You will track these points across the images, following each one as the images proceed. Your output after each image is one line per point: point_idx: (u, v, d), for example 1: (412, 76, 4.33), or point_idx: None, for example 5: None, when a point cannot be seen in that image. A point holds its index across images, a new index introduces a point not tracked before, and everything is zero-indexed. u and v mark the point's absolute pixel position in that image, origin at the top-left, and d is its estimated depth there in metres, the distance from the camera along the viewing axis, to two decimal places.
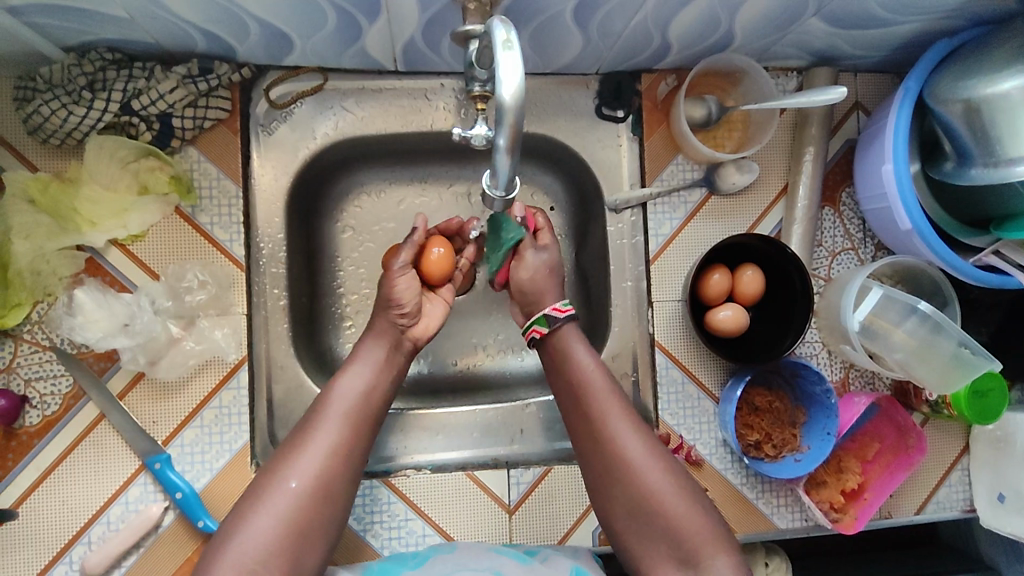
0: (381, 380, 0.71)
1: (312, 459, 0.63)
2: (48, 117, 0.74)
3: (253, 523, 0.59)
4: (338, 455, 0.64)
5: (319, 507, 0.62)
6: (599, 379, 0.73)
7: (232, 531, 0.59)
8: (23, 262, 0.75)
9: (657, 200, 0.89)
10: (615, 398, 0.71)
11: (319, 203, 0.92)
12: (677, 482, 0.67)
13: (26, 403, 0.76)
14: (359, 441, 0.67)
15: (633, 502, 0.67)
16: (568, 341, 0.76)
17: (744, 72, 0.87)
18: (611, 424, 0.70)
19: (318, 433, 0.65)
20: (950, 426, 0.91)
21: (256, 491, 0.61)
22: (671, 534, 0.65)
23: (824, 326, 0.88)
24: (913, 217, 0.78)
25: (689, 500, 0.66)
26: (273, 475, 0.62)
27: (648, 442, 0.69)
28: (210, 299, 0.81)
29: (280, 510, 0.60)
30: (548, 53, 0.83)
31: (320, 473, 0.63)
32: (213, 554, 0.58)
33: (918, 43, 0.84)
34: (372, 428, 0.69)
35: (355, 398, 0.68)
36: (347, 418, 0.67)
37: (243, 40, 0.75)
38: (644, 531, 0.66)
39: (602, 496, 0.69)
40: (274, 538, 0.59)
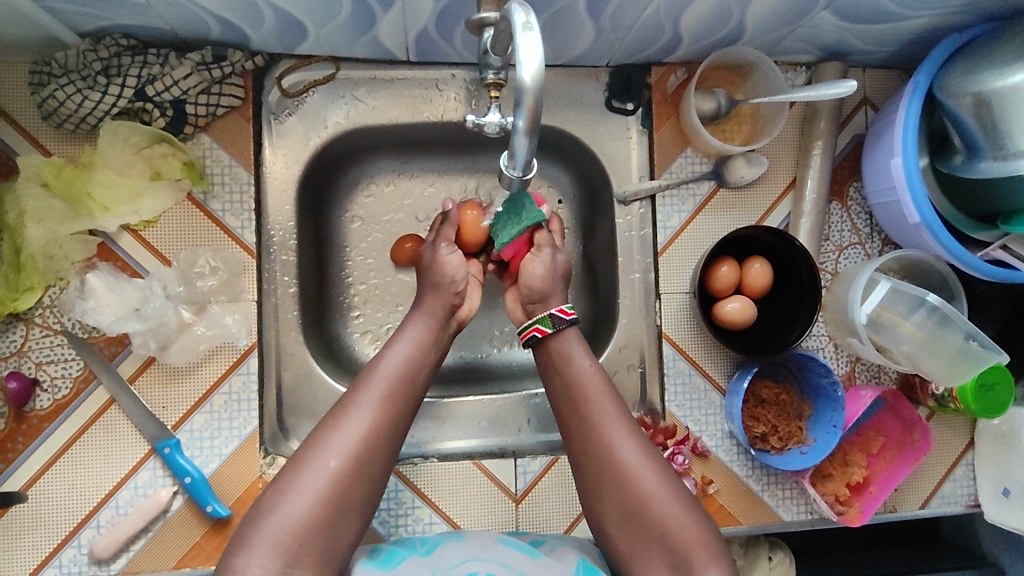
0: (424, 359, 0.71)
1: (349, 437, 0.62)
2: (63, 101, 0.75)
3: (290, 498, 0.58)
4: (375, 434, 0.63)
5: (351, 487, 0.60)
6: (598, 385, 0.70)
7: (270, 505, 0.58)
8: (36, 245, 0.76)
9: (667, 192, 0.89)
10: (613, 402, 0.69)
11: (329, 193, 0.93)
12: (674, 487, 0.64)
13: (37, 386, 0.77)
14: (399, 420, 0.65)
15: (626, 510, 0.64)
16: (566, 347, 0.73)
17: (753, 66, 0.88)
18: (608, 429, 0.67)
19: (357, 409, 0.64)
20: (955, 422, 0.92)
21: (297, 463, 0.60)
22: (667, 539, 0.62)
23: (831, 320, 0.88)
24: (921, 210, 0.79)
25: (685, 508, 0.63)
26: (313, 451, 0.61)
27: (646, 448, 0.66)
28: (221, 285, 0.81)
29: (316, 488, 0.59)
30: (559, 44, 0.83)
31: (358, 452, 0.61)
32: (250, 526, 0.57)
33: (928, 39, 0.84)
34: (412, 405, 0.68)
35: (397, 374, 0.67)
36: (391, 390, 0.66)
37: (258, 28, 0.76)
38: (640, 540, 0.63)
39: (594, 503, 0.67)
40: (308, 516, 0.58)
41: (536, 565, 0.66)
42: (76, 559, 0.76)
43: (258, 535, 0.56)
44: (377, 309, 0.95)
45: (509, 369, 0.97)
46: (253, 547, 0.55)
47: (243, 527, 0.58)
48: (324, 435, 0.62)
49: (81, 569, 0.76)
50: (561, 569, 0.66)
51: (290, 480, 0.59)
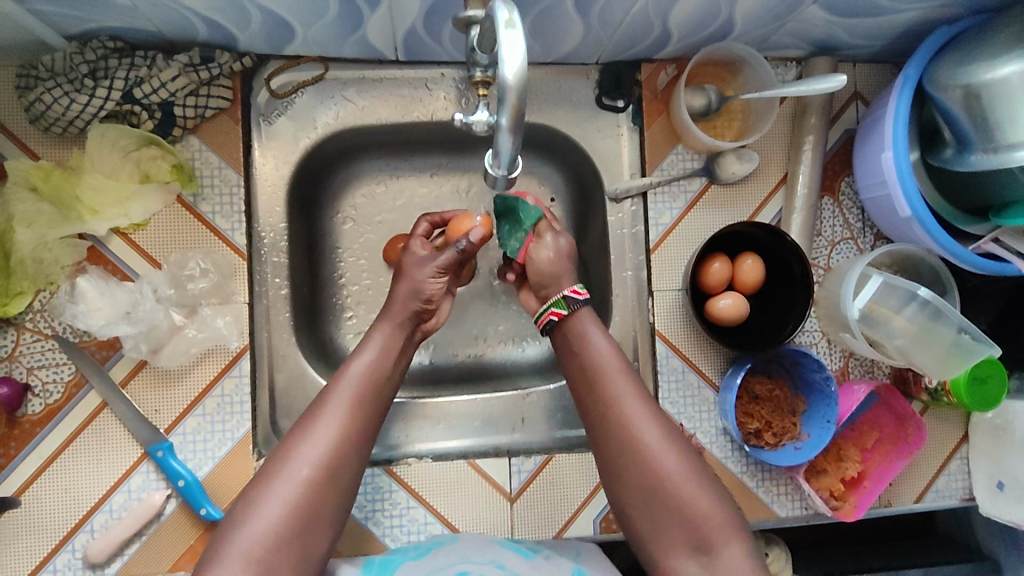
0: (389, 363, 0.71)
1: (317, 446, 0.62)
2: (50, 105, 0.75)
3: (260, 510, 0.58)
4: (344, 443, 0.63)
5: (325, 494, 0.61)
6: (616, 364, 0.69)
7: (241, 517, 0.58)
8: (26, 250, 0.75)
9: (658, 189, 0.89)
10: (629, 379, 0.68)
11: (319, 194, 0.93)
12: (694, 466, 0.64)
13: (28, 391, 0.77)
14: (368, 425, 0.66)
15: (644, 488, 0.64)
16: (582, 325, 0.73)
17: (743, 62, 0.88)
18: (626, 407, 0.67)
19: (325, 417, 0.64)
20: (949, 416, 0.92)
21: (266, 474, 0.61)
22: (685, 517, 0.62)
23: (824, 315, 0.88)
24: (913, 204, 0.78)
25: (703, 485, 0.63)
26: (283, 461, 0.61)
27: (665, 428, 0.66)
28: (212, 288, 0.81)
29: (288, 497, 0.59)
30: (548, 41, 0.83)
31: (327, 460, 0.62)
32: (222, 537, 0.58)
33: (918, 32, 0.84)
34: (379, 410, 0.69)
35: (361, 379, 0.68)
36: (357, 396, 0.67)
37: (245, 29, 0.76)
38: (658, 516, 0.63)
39: (610, 477, 0.66)
40: (282, 525, 0.58)
41: (530, 566, 0.67)
42: (70, 563, 0.76)
43: (228, 547, 0.56)
44: (370, 310, 0.95)
45: (503, 369, 0.97)
46: (225, 560, 0.55)
47: (214, 542, 0.58)
48: (293, 446, 0.62)
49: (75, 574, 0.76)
50: (554, 572, 0.66)
51: (258, 492, 0.59)
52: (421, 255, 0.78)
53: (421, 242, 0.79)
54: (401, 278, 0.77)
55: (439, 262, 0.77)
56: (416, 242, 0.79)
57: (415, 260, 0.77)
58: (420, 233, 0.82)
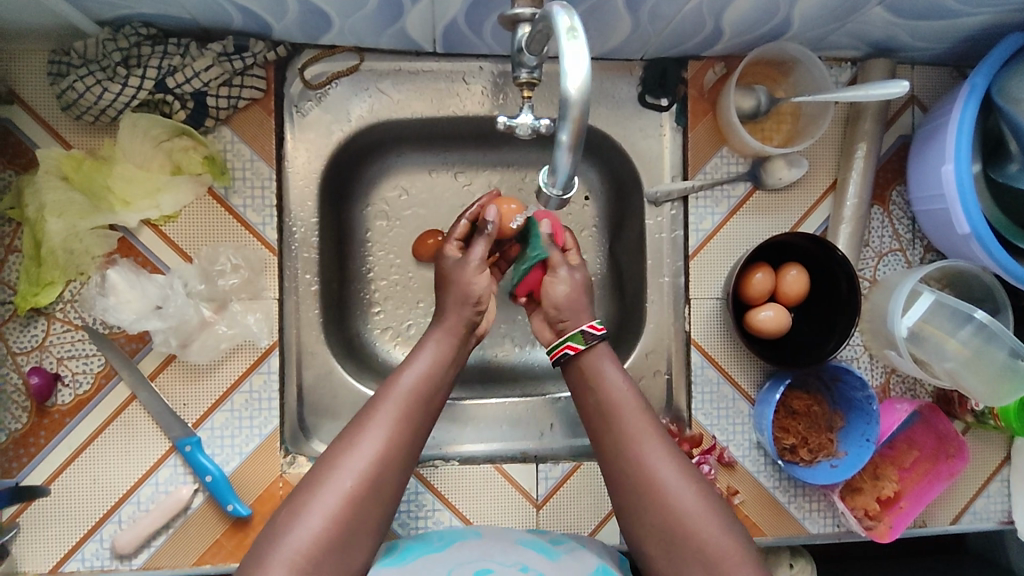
0: (442, 378, 0.69)
1: (362, 459, 0.60)
2: (82, 93, 0.73)
3: (305, 519, 0.57)
4: (388, 455, 0.62)
5: (369, 508, 0.59)
6: (631, 403, 0.67)
7: (284, 526, 0.56)
8: (57, 240, 0.74)
9: (700, 193, 0.86)
10: (643, 416, 0.66)
11: (350, 187, 0.91)
12: (711, 503, 0.62)
13: (59, 381, 0.76)
14: (412, 443, 0.64)
15: (661, 527, 0.61)
16: (599, 365, 0.71)
17: (796, 62, 0.84)
18: (641, 444, 0.64)
19: (371, 428, 0.62)
20: (993, 437, 0.88)
21: (313, 483, 0.59)
22: (701, 555, 0.59)
23: (868, 330, 0.85)
24: (972, 221, 0.75)
25: (723, 523, 0.61)
26: (328, 470, 0.60)
27: (683, 465, 0.64)
28: (242, 283, 0.79)
29: (331, 509, 0.57)
30: (594, 35, 0.79)
31: (372, 472, 0.60)
32: (266, 546, 0.56)
33: (986, 36, 0.79)
34: (426, 424, 0.67)
35: (410, 391, 0.66)
36: (407, 406, 0.65)
37: (281, 18, 0.73)
38: (675, 556, 0.60)
39: (625, 516, 0.64)
40: (325, 538, 0.56)
41: (554, 565, 0.64)
42: (99, 553, 0.76)
43: (274, 555, 0.54)
44: (398, 306, 0.93)
45: (531, 371, 0.95)
46: (269, 567, 0.53)
47: (259, 546, 0.56)
48: (338, 454, 0.61)
49: (103, 563, 0.76)
50: (579, 566, 0.65)
51: (305, 501, 0.58)
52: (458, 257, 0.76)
53: (455, 248, 0.79)
54: (448, 282, 0.75)
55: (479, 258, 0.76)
56: (450, 248, 0.78)
57: (455, 263, 0.76)
58: (454, 234, 0.79)
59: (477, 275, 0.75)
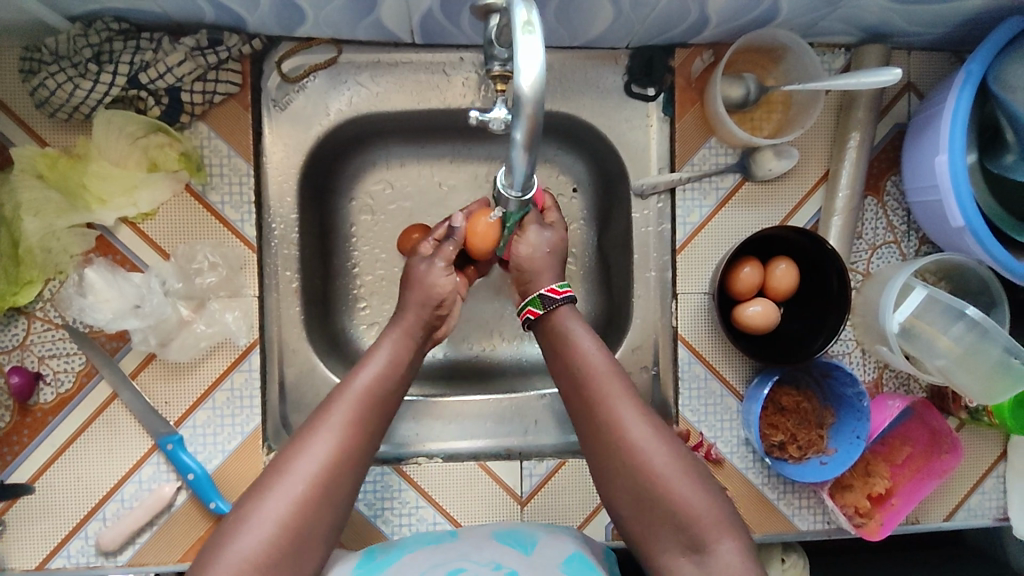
0: (398, 373, 0.69)
1: (310, 464, 0.60)
2: (54, 91, 0.72)
3: (250, 527, 0.56)
4: (341, 461, 0.61)
5: (318, 513, 0.59)
6: (600, 360, 0.67)
7: (230, 535, 0.56)
8: (34, 239, 0.74)
9: (687, 186, 0.84)
10: (614, 374, 0.66)
11: (332, 182, 0.89)
12: (685, 464, 0.62)
13: (40, 380, 0.76)
14: (365, 443, 0.63)
15: (633, 485, 0.62)
16: (566, 324, 0.70)
17: (786, 49, 0.81)
18: (611, 403, 0.64)
19: (320, 433, 0.61)
20: (988, 432, 0.86)
21: (260, 488, 0.59)
22: (675, 513, 0.60)
23: (860, 325, 0.83)
24: (967, 214, 0.72)
25: (696, 484, 0.61)
26: (275, 476, 0.59)
27: (656, 423, 0.64)
28: (221, 281, 0.79)
29: (278, 516, 0.57)
30: (575, 23, 0.77)
31: (321, 477, 0.60)
32: (211, 554, 0.56)
33: (985, 19, 0.76)
34: (381, 425, 0.66)
35: (363, 394, 0.65)
36: (358, 409, 0.64)
37: (253, 10, 0.72)
38: (653, 516, 0.61)
39: (601, 474, 0.64)
40: (269, 547, 0.56)
41: (528, 563, 0.63)
42: (84, 550, 0.77)
43: (217, 563, 0.54)
44: (383, 301, 0.92)
45: (517, 366, 0.94)
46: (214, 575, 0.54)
47: (206, 551, 0.56)
48: (288, 460, 0.60)
49: (89, 560, 0.77)
50: (553, 559, 0.64)
51: (253, 508, 0.58)
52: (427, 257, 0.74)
53: (429, 246, 0.75)
54: (412, 284, 0.74)
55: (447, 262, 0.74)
56: (425, 246, 0.75)
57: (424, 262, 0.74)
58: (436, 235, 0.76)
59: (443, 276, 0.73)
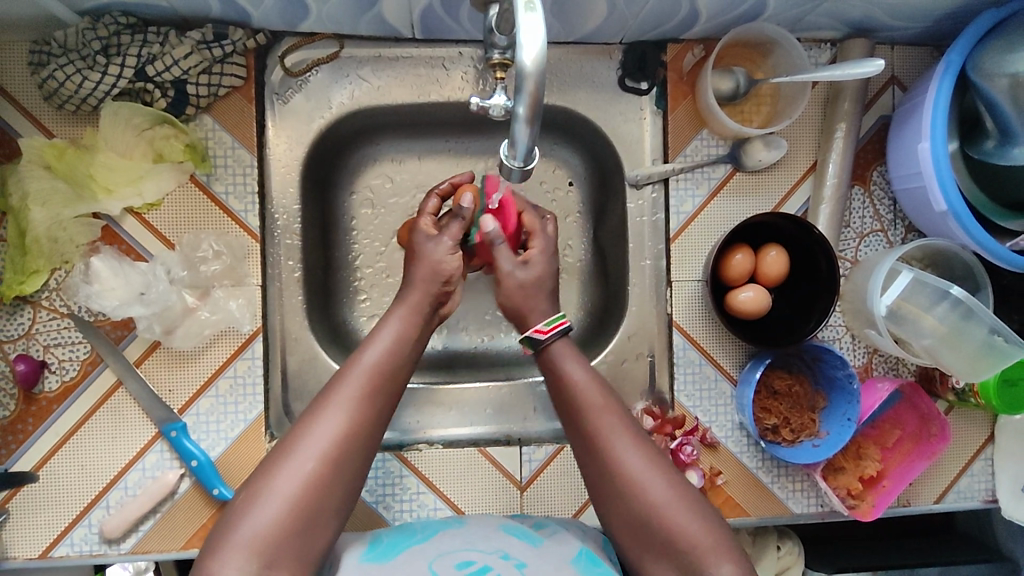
0: (404, 351, 0.69)
1: (320, 442, 0.60)
2: (63, 82, 0.74)
3: (263, 504, 0.57)
4: (352, 434, 0.62)
5: (331, 489, 0.60)
6: (597, 393, 0.67)
7: (241, 513, 0.57)
8: (41, 228, 0.75)
9: (681, 176, 0.86)
10: (610, 407, 0.66)
11: (334, 175, 0.91)
12: (681, 492, 0.62)
13: (45, 368, 0.77)
14: (376, 418, 0.64)
15: (632, 516, 0.62)
16: (558, 360, 0.70)
17: (774, 43, 0.84)
18: (607, 436, 0.65)
19: (331, 408, 0.62)
20: (976, 416, 0.89)
21: (270, 467, 0.60)
22: (673, 544, 0.60)
23: (849, 310, 0.85)
24: (949, 199, 0.75)
25: (693, 511, 0.61)
26: (285, 455, 0.60)
27: (651, 456, 0.64)
28: (225, 270, 0.80)
29: (290, 492, 0.58)
30: (570, 19, 0.80)
31: (331, 453, 0.60)
32: (223, 532, 0.57)
33: (964, 13, 0.79)
34: (390, 400, 0.67)
35: (374, 369, 0.66)
36: (368, 383, 0.65)
37: (258, 5, 0.74)
38: (652, 545, 0.61)
39: (602, 507, 0.65)
40: (282, 522, 0.57)
41: (536, 554, 0.64)
42: (87, 538, 0.77)
43: (232, 538, 0.56)
44: (383, 293, 0.94)
45: (516, 356, 0.96)
46: (227, 553, 0.55)
47: (220, 529, 0.58)
48: (299, 437, 0.61)
49: (92, 548, 0.78)
50: (561, 552, 0.64)
51: (261, 488, 0.58)
52: (429, 234, 0.76)
53: (429, 222, 0.78)
54: (417, 261, 0.75)
55: (450, 240, 0.75)
56: (424, 222, 0.78)
57: (427, 240, 0.76)
58: (427, 210, 0.79)
59: (449, 254, 0.75)
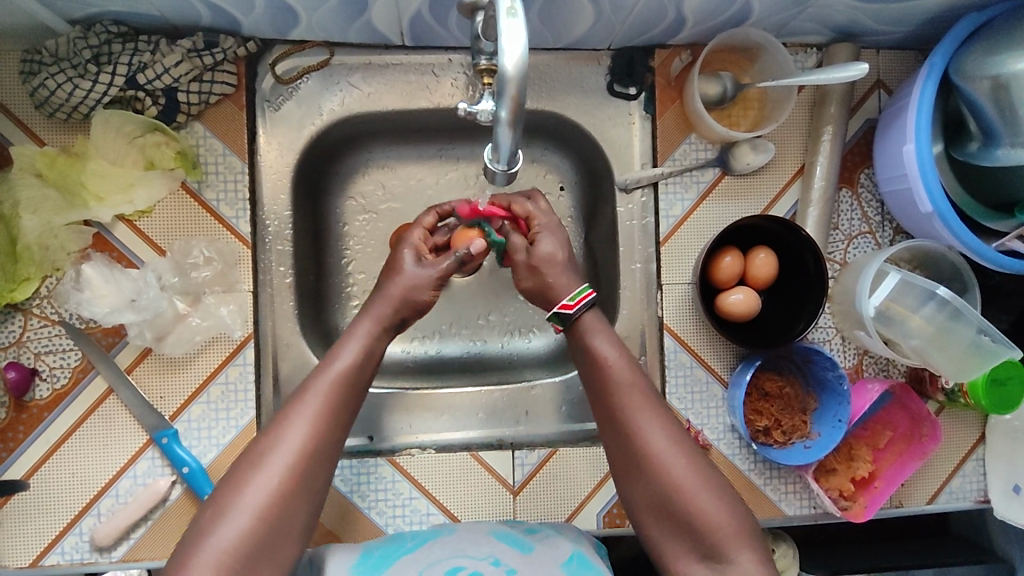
0: (370, 364, 0.68)
1: (284, 455, 0.60)
2: (54, 91, 0.74)
3: (229, 519, 0.57)
4: (315, 447, 0.61)
5: (298, 502, 0.60)
6: (624, 369, 0.67)
7: (207, 529, 0.57)
8: (32, 236, 0.75)
9: (669, 180, 0.87)
10: (636, 385, 0.66)
11: (325, 181, 0.92)
12: (703, 474, 0.63)
13: (36, 376, 0.77)
14: (339, 430, 0.64)
15: (655, 495, 0.63)
16: (589, 333, 0.70)
17: (760, 48, 0.85)
18: (634, 412, 0.65)
19: (295, 421, 0.62)
20: (966, 416, 0.89)
21: (236, 481, 0.59)
22: (695, 525, 0.61)
23: (838, 311, 0.86)
24: (934, 200, 0.76)
25: (714, 493, 0.62)
26: (250, 467, 0.60)
27: (677, 437, 0.64)
28: (216, 276, 0.80)
29: (257, 507, 0.58)
30: (558, 25, 0.80)
31: (296, 467, 0.60)
32: (192, 543, 0.57)
33: (947, 17, 0.80)
34: (352, 411, 0.66)
35: (336, 381, 0.65)
36: (331, 394, 0.64)
37: (249, 13, 0.74)
38: (673, 526, 0.62)
39: (624, 483, 0.65)
40: (248, 536, 0.57)
41: (527, 560, 0.64)
42: (78, 546, 0.77)
43: (197, 555, 0.55)
44: None
45: (509, 360, 0.96)
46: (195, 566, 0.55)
47: (196, 541, 0.57)
48: (263, 451, 0.61)
49: (83, 556, 0.77)
50: (552, 557, 0.64)
51: (247, 491, 0.58)
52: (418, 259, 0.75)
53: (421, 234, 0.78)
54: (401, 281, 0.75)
55: (433, 266, 0.74)
56: (414, 234, 0.78)
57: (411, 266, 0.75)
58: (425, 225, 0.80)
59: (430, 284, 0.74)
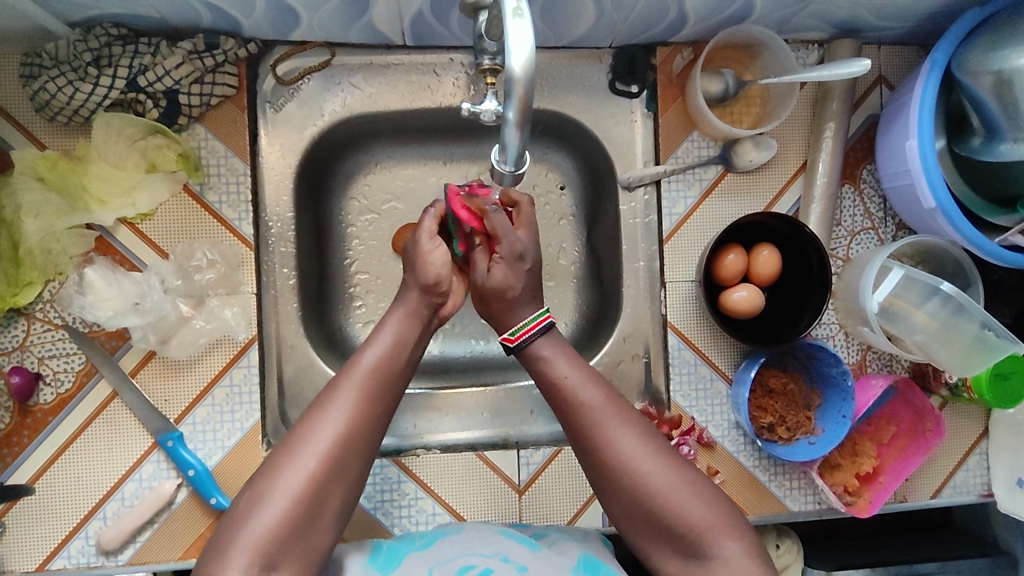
0: (402, 353, 0.68)
1: (322, 440, 0.60)
2: (54, 94, 0.74)
3: (266, 503, 0.57)
4: (350, 435, 0.61)
5: (332, 488, 0.60)
6: (581, 384, 0.67)
7: (244, 514, 0.57)
8: (34, 240, 0.75)
9: (673, 177, 0.87)
10: (600, 398, 0.66)
11: (327, 182, 0.91)
12: (680, 474, 0.63)
13: (40, 381, 0.77)
14: (376, 418, 0.64)
15: (632, 502, 0.63)
16: (546, 349, 0.70)
17: (762, 45, 0.85)
18: (599, 423, 0.65)
19: (328, 412, 0.62)
20: (970, 411, 0.89)
21: (273, 466, 0.59)
22: (675, 527, 0.61)
23: (842, 307, 0.86)
24: (937, 196, 0.76)
25: (693, 493, 0.62)
26: (287, 455, 0.60)
27: (647, 441, 0.64)
28: (219, 279, 0.80)
29: (293, 490, 0.58)
30: (560, 24, 0.80)
31: (333, 453, 0.60)
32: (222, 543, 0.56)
33: (948, 12, 0.80)
34: (391, 400, 0.66)
35: (370, 373, 0.65)
36: (367, 384, 0.64)
37: (249, 14, 0.74)
38: (655, 531, 0.62)
39: (602, 494, 0.65)
40: (285, 519, 0.57)
41: (536, 558, 0.64)
42: (84, 550, 0.77)
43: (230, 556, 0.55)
44: (379, 299, 0.94)
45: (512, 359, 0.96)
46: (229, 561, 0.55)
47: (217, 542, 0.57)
48: (300, 437, 0.61)
49: (90, 559, 0.77)
50: (561, 560, 0.64)
51: (253, 493, 0.58)
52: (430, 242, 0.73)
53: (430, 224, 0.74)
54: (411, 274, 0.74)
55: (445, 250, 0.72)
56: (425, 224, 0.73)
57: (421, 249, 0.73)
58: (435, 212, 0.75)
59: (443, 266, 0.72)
